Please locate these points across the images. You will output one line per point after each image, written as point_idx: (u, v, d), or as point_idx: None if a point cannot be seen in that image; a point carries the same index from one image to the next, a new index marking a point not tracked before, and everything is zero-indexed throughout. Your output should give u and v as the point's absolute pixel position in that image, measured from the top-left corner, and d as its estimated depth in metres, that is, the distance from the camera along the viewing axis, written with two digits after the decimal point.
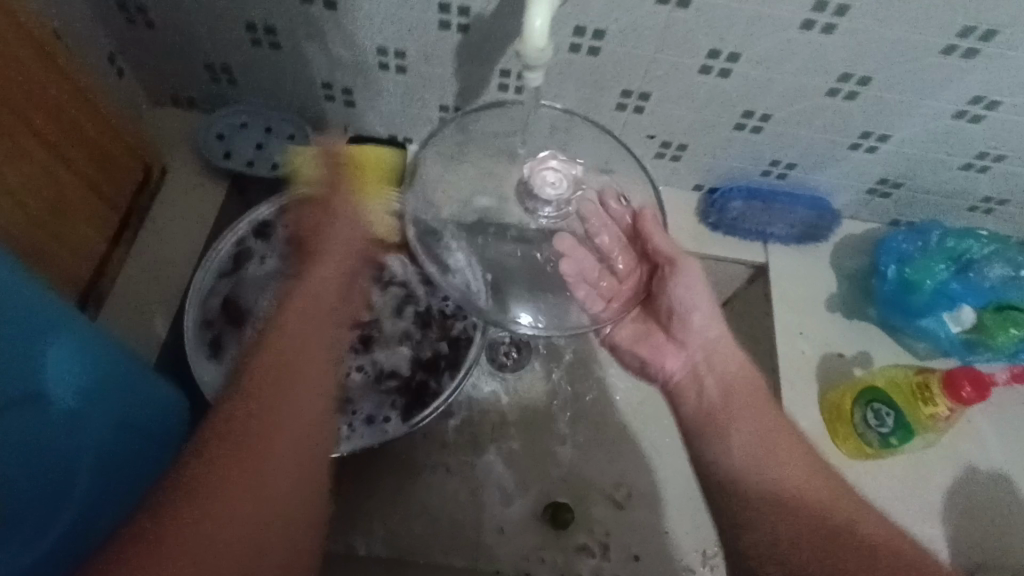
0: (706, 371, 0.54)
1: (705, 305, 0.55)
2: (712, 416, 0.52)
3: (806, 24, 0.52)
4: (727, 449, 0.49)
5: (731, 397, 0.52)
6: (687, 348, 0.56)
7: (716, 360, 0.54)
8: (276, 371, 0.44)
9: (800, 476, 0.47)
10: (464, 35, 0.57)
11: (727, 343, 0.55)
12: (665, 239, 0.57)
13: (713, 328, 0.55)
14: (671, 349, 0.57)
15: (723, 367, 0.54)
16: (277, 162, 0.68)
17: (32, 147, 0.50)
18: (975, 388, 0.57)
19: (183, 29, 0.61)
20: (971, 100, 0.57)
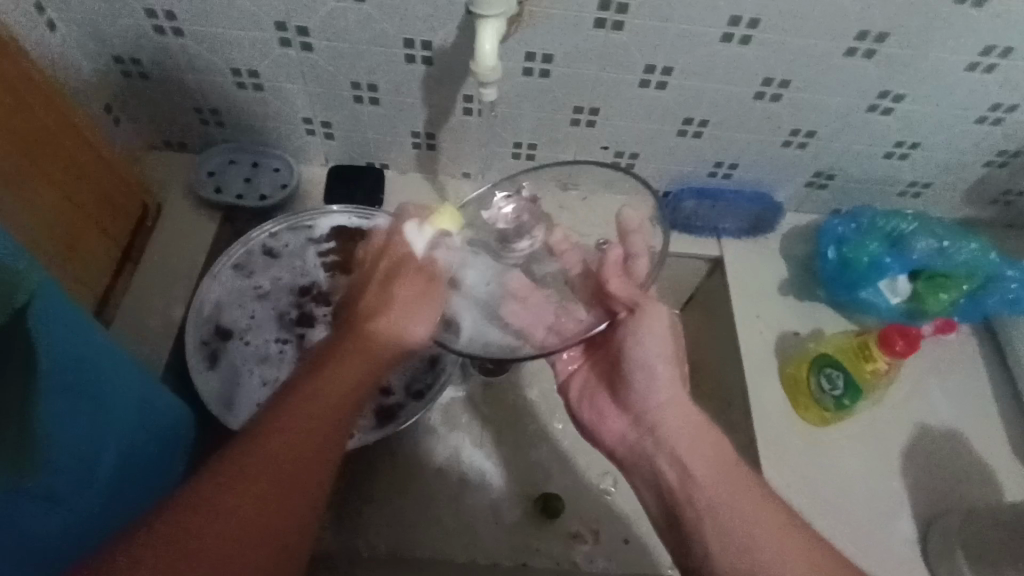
0: (655, 444, 0.55)
1: (661, 369, 0.56)
2: (684, 504, 0.52)
3: (725, 36, 0.59)
4: (702, 531, 0.49)
5: (693, 483, 0.51)
6: (634, 412, 0.58)
7: (660, 427, 0.55)
8: (307, 401, 0.48)
9: (761, 537, 0.47)
10: (429, 66, 0.64)
11: (679, 412, 0.55)
12: (624, 287, 0.57)
13: (663, 395, 0.56)
14: (620, 410, 0.59)
15: (669, 432, 0.55)
16: (264, 194, 0.73)
17: (43, 185, 0.56)
18: (906, 342, 0.64)
19: (173, 79, 0.68)
20: (879, 93, 0.64)
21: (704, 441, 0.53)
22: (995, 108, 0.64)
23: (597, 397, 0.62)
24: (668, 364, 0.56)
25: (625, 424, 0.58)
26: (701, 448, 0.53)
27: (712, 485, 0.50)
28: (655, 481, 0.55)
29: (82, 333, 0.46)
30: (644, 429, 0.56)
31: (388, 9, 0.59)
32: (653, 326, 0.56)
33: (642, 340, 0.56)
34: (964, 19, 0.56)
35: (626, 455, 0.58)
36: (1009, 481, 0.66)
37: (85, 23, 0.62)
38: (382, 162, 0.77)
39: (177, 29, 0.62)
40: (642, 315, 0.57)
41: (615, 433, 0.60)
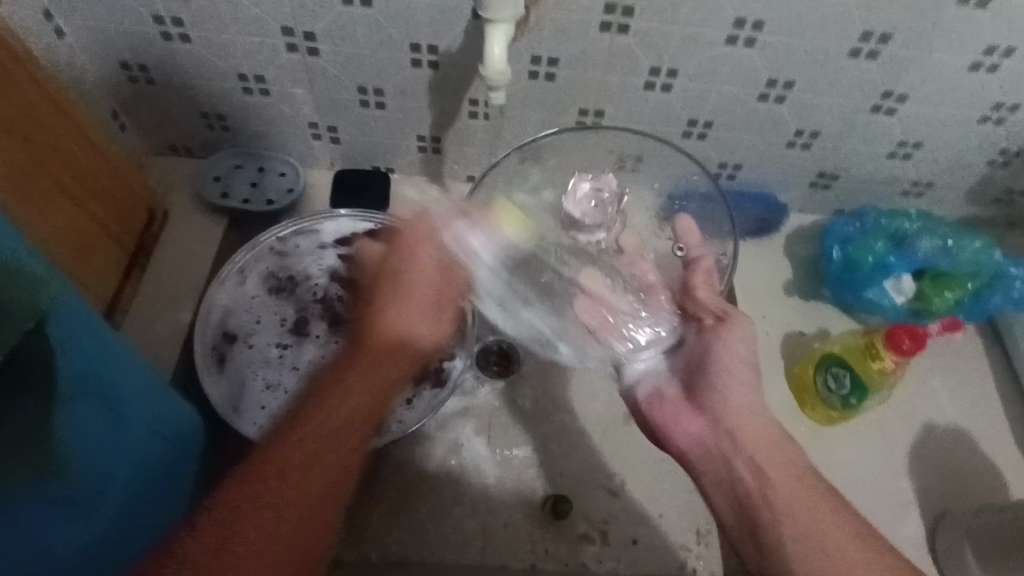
0: (733, 446, 0.55)
1: (743, 376, 0.58)
2: (762, 506, 0.52)
3: (730, 39, 0.60)
4: (784, 529, 0.50)
5: (772, 485, 0.52)
6: (710, 413, 0.57)
7: (739, 430, 0.55)
8: (327, 425, 0.50)
9: (826, 522, 0.49)
10: (435, 70, 0.64)
11: (754, 414, 0.56)
12: (712, 299, 0.62)
13: (735, 398, 0.57)
14: (694, 412, 0.58)
15: (752, 435, 0.55)
16: (271, 198, 0.74)
17: (53, 192, 0.56)
18: (911, 340, 0.63)
19: (180, 84, 0.68)
20: (882, 94, 0.64)
21: (777, 444, 0.55)
22: (997, 108, 0.65)
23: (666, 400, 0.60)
24: (746, 370, 0.58)
25: (703, 426, 0.57)
26: (778, 449, 0.55)
27: (784, 482, 0.52)
28: (727, 483, 0.55)
29: (95, 338, 0.47)
30: (724, 429, 0.56)
31: (394, 13, 0.59)
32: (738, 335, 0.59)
33: (735, 346, 0.59)
34: (967, 20, 0.57)
35: (699, 458, 0.57)
36: (1015, 478, 0.67)
37: (93, 30, 0.62)
38: (388, 165, 0.77)
39: (185, 35, 0.62)
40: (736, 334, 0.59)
41: (686, 435, 0.58)
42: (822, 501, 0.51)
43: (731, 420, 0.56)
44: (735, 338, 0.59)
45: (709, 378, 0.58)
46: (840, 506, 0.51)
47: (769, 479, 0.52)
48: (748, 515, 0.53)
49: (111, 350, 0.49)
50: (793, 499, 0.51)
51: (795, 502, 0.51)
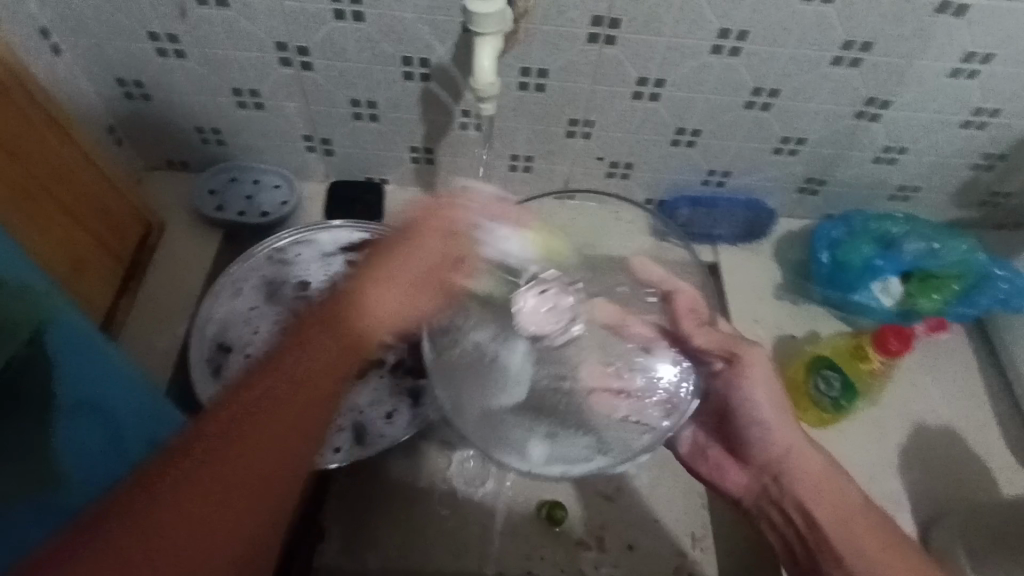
0: (780, 490, 0.58)
1: (773, 418, 0.60)
2: (819, 548, 0.55)
3: (715, 49, 0.61)
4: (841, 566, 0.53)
5: (818, 523, 0.55)
6: (752, 462, 0.61)
7: (783, 473, 0.58)
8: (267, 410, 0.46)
9: (876, 558, 0.51)
10: (427, 83, 0.66)
11: (797, 449, 0.58)
12: (715, 339, 0.62)
13: (775, 437, 0.59)
14: (740, 462, 0.62)
15: (794, 474, 0.58)
16: (266, 210, 0.75)
17: (48, 206, 0.57)
18: (898, 339, 0.65)
19: (175, 100, 0.69)
20: (866, 101, 0.65)
21: (825, 481, 0.57)
22: (978, 112, 0.66)
23: (715, 453, 0.65)
24: (780, 407, 0.60)
25: (749, 475, 0.61)
26: (826, 484, 0.57)
27: (830, 520, 0.55)
28: (784, 526, 0.59)
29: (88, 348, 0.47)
30: (767, 475, 0.60)
31: (386, 27, 0.60)
32: (757, 368, 0.60)
33: (754, 384, 0.60)
34: (945, 28, 0.58)
35: (754, 504, 0.61)
36: (1007, 476, 0.67)
37: (89, 48, 0.63)
38: (381, 176, 0.78)
39: (179, 51, 0.63)
40: (759, 370, 0.61)
41: (739, 485, 0.62)
42: (867, 532, 0.53)
43: (772, 463, 0.59)
44: (751, 375, 0.60)
45: (743, 427, 0.61)
46: (895, 541, 0.52)
47: (817, 516, 0.55)
48: (805, 557, 0.56)
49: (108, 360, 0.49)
50: (839, 537, 0.54)
51: (840, 537, 0.53)
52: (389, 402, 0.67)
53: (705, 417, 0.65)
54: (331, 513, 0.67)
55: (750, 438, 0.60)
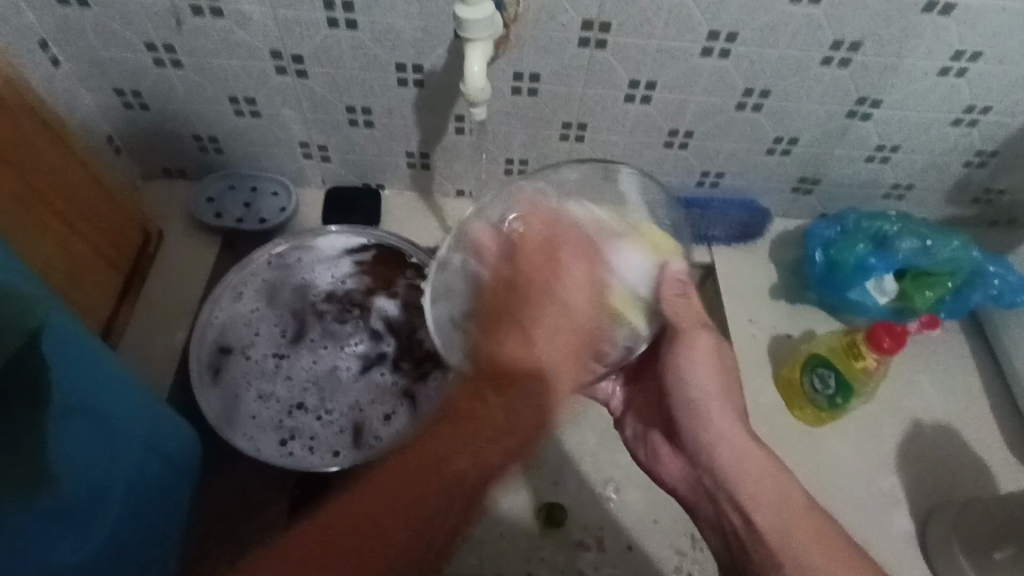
0: (714, 484, 0.60)
1: (715, 401, 0.62)
2: (749, 548, 0.58)
3: (705, 51, 0.62)
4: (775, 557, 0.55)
5: (757, 520, 0.57)
6: (688, 453, 0.62)
7: (716, 465, 0.60)
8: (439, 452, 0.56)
9: (812, 560, 0.54)
10: (421, 88, 0.66)
11: (741, 445, 0.60)
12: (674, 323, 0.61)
13: (715, 422, 0.61)
14: (677, 453, 0.64)
15: (728, 468, 0.59)
16: (263, 217, 0.75)
17: (46, 215, 0.57)
18: (892, 338, 0.64)
19: (173, 108, 0.70)
20: (856, 101, 0.66)
21: (765, 471, 0.59)
22: (968, 110, 0.66)
23: (654, 439, 0.67)
24: (719, 388, 0.62)
25: (677, 439, 0.64)
26: (765, 473, 0.59)
27: (770, 503, 0.57)
28: (718, 522, 0.61)
29: (90, 352, 0.47)
30: (695, 444, 0.62)
31: (379, 34, 0.61)
32: (702, 347, 0.61)
33: (692, 365, 0.61)
34: (932, 27, 0.59)
35: (689, 495, 0.63)
36: (1004, 472, 0.68)
37: (87, 59, 0.64)
38: (378, 182, 0.79)
39: (176, 61, 0.64)
40: (709, 355, 0.62)
41: (671, 475, 0.65)
42: (806, 523, 0.56)
43: (697, 435, 0.61)
44: (676, 365, 0.62)
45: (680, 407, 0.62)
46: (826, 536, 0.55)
47: (746, 498, 0.58)
48: (738, 551, 0.59)
49: (109, 365, 0.49)
50: (761, 514, 0.57)
51: (777, 528, 0.56)
52: (386, 403, 0.65)
53: (649, 400, 0.67)
54: None
55: (689, 434, 0.62)
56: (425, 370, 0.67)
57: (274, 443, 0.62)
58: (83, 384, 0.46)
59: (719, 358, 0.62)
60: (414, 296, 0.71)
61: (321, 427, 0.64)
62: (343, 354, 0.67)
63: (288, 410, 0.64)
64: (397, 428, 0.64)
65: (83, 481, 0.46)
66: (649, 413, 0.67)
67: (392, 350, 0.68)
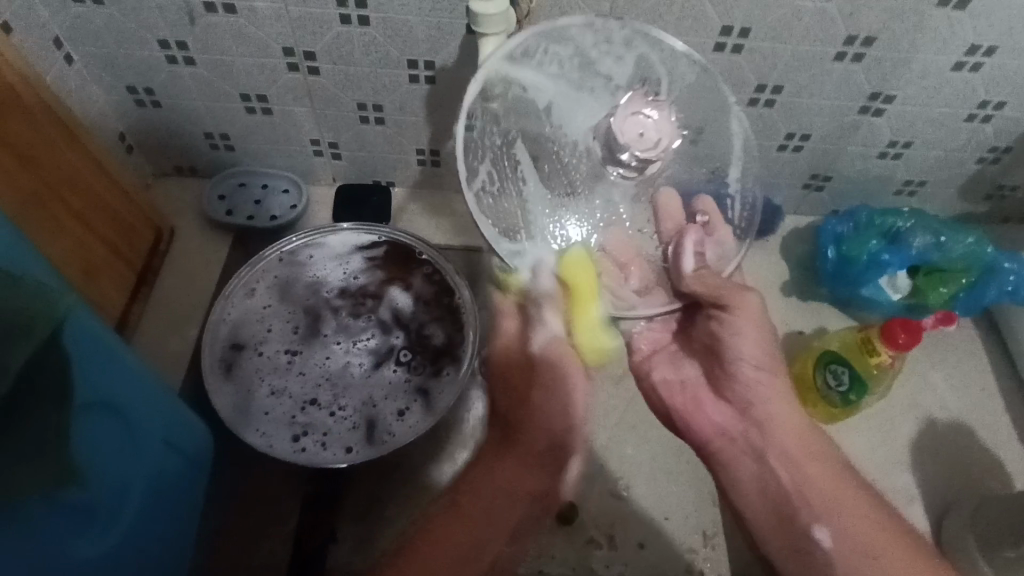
0: (763, 438, 0.62)
1: (755, 357, 0.62)
2: (800, 503, 0.58)
3: (718, 47, 0.62)
4: (831, 530, 0.56)
5: (803, 476, 0.59)
6: (736, 405, 0.63)
7: (766, 420, 0.62)
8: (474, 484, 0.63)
9: (854, 523, 0.56)
10: (432, 85, 0.66)
11: (781, 400, 0.62)
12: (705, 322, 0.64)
13: (755, 377, 0.62)
14: (720, 401, 0.65)
15: (773, 428, 0.62)
16: (275, 214, 0.75)
17: (61, 212, 0.57)
18: (907, 333, 0.63)
19: (184, 105, 0.70)
20: (870, 96, 0.66)
21: (808, 439, 0.62)
22: (982, 106, 0.66)
23: (692, 386, 0.67)
24: (764, 351, 0.62)
25: (731, 413, 0.64)
26: (809, 439, 0.62)
27: (811, 474, 0.59)
28: (762, 477, 0.62)
29: (110, 348, 0.48)
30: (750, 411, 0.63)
31: (391, 31, 0.61)
32: (744, 318, 0.61)
33: (738, 332, 0.61)
34: (946, 22, 0.58)
35: (724, 444, 0.64)
36: (1017, 469, 0.67)
37: (100, 56, 0.64)
38: (388, 179, 0.79)
39: (189, 58, 0.65)
40: (750, 320, 0.61)
41: (712, 421, 0.65)
42: (848, 497, 0.58)
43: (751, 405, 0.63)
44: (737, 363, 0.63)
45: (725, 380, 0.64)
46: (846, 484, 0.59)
47: (789, 469, 0.60)
48: (783, 501, 0.60)
49: (127, 360, 0.49)
50: (805, 480, 0.59)
51: (818, 484, 0.59)
52: (401, 399, 0.65)
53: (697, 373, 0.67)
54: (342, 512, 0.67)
55: (733, 384, 0.63)
56: (439, 367, 0.67)
57: (288, 440, 0.62)
58: (103, 379, 0.46)
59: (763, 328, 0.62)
60: (429, 289, 0.71)
61: (333, 424, 0.63)
62: (355, 349, 0.68)
63: (302, 406, 0.64)
64: (409, 426, 0.63)
65: (102, 476, 0.46)
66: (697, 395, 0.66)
67: (401, 342, 0.68)
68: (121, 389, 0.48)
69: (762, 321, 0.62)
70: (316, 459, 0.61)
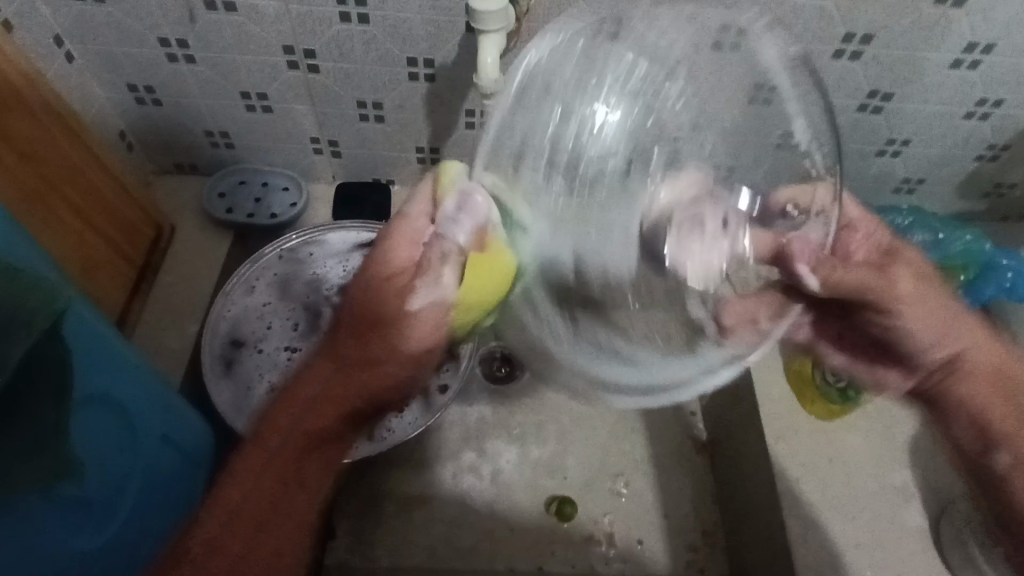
0: (965, 368, 0.61)
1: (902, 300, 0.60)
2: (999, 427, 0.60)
3: None
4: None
5: (990, 409, 0.61)
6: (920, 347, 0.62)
7: (964, 356, 0.61)
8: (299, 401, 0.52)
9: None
10: (433, 83, 0.66)
11: (968, 330, 0.62)
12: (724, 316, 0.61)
13: (911, 316, 0.61)
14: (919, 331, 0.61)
15: (971, 364, 0.62)
16: (275, 211, 0.75)
17: (63, 209, 0.58)
18: (905, 329, 0.63)
19: (184, 103, 0.70)
20: (868, 94, 0.66)
21: (1000, 360, 0.62)
22: (981, 103, 0.66)
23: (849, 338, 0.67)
24: (927, 286, 0.61)
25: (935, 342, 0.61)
26: (1002, 363, 0.62)
27: (983, 389, 0.61)
28: (973, 415, 0.61)
29: (109, 343, 0.48)
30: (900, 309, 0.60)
31: (391, 29, 0.61)
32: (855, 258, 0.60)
33: (898, 277, 0.60)
34: (944, 20, 0.58)
35: (933, 386, 0.64)
36: None
37: (100, 54, 0.65)
38: (388, 177, 0.79)
39: (189, 56, 0.65)
40: (870, 272, 0.60)
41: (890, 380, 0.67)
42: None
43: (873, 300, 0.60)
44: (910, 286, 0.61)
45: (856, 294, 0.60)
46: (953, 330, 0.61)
47: (961, 382, 0.62)
48: (977, 436, 0.61)
49: (126, 355, 0.50)
50: (990, 400, 0.61)
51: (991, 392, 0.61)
52: None
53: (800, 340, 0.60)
54: (340, 509, 0.67)
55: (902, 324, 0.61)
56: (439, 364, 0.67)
57: None
58: (103, 373, 0.47)
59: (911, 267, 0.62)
60: None
61: None
62: None
63: None
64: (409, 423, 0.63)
65: (100, 470, 0.47)
66: (917, 310, 0.61)
67: None
68: (121, 384, 0.49)
69: (910, 262, 0.62)
70: None
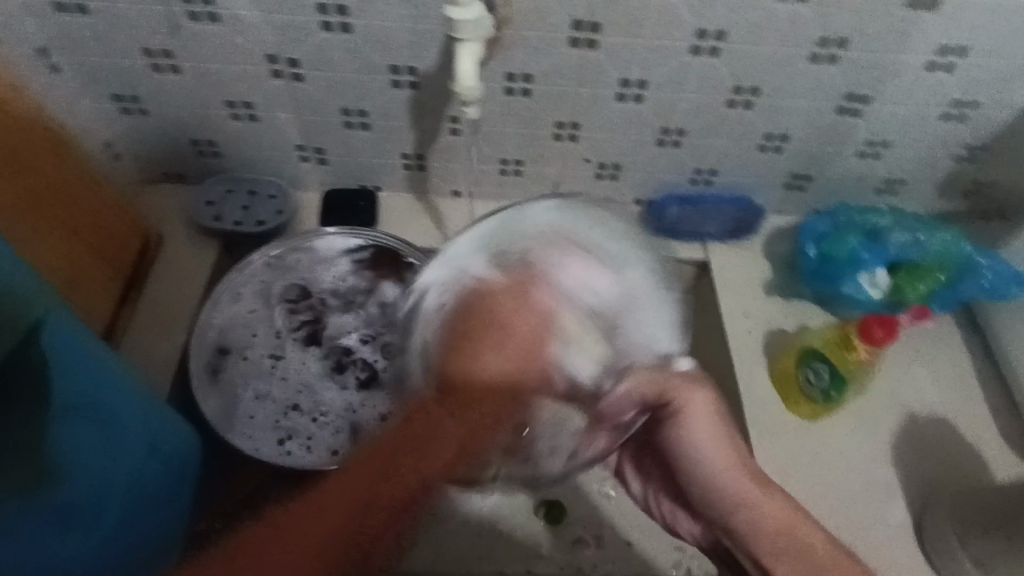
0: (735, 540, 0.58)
1: (710, 431, 0.58)
2: None
3: (694, 49, 0.62)
4: None
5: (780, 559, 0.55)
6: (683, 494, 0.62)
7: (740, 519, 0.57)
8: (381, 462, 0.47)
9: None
10: (415, 90, 0.67)
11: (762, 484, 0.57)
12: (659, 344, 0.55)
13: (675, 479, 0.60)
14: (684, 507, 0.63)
15: (747, 527, 0.56)
16: (262, 220, 0.76)
17: (51, 222, 0.58)
18: (884, 329, 0.67)
19: (170, 113, 0.71)
20: (846, 96, 0.67)
21: (790, 521, 0.56)
22: (957, 104, 0.67)
23: (666, 500, 0.64)
24: (718, 441, 0.58)
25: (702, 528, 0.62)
26: (790, 523, 0.56)
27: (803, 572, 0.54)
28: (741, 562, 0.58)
29: (96, 359, 0.48)
30: (718, 528, 0.59)
31: (372, 37, 0.62)
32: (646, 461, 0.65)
33: (688, 426, 0.57)
34: (917, 23, 0.59)
35: (715, 550, 0.61)
36: (999, 465, 0.68)
37: (87, 66, 0.65)
38: (375, 183, 0.79)
39: (174, 66, 0.65)
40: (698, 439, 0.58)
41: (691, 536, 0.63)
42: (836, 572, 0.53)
43: (728, 529, 0.58)
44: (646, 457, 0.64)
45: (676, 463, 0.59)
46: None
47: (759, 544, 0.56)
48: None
49: (112, 371, 0.50)
50: None
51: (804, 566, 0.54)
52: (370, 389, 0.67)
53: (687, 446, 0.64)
54: None
55: (693, 484, 0.59)
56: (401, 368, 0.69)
57: (272, 443, 0.63)
58: (92, 386, 0.47)
59: (713, 424, 0.58)
60: None
61: (316, 428, 0.65)
62: (339, 354, 0.69)
63: (284, 411, 0.65)
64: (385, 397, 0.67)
65: (86, 483, 0.47)
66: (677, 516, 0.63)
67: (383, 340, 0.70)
68: (108, 398, 0.49)
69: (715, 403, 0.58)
70: (298, 461, 0.62)
